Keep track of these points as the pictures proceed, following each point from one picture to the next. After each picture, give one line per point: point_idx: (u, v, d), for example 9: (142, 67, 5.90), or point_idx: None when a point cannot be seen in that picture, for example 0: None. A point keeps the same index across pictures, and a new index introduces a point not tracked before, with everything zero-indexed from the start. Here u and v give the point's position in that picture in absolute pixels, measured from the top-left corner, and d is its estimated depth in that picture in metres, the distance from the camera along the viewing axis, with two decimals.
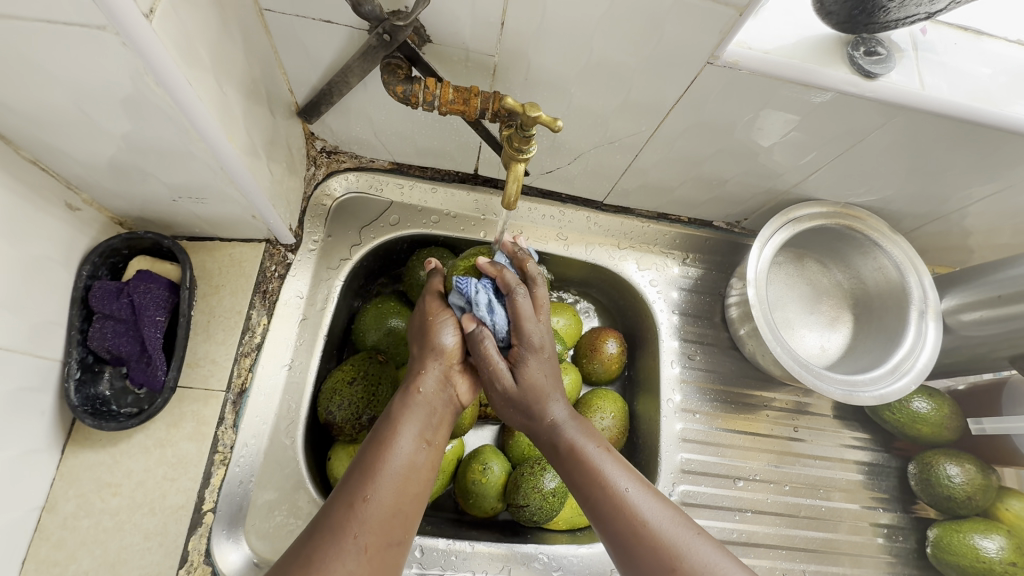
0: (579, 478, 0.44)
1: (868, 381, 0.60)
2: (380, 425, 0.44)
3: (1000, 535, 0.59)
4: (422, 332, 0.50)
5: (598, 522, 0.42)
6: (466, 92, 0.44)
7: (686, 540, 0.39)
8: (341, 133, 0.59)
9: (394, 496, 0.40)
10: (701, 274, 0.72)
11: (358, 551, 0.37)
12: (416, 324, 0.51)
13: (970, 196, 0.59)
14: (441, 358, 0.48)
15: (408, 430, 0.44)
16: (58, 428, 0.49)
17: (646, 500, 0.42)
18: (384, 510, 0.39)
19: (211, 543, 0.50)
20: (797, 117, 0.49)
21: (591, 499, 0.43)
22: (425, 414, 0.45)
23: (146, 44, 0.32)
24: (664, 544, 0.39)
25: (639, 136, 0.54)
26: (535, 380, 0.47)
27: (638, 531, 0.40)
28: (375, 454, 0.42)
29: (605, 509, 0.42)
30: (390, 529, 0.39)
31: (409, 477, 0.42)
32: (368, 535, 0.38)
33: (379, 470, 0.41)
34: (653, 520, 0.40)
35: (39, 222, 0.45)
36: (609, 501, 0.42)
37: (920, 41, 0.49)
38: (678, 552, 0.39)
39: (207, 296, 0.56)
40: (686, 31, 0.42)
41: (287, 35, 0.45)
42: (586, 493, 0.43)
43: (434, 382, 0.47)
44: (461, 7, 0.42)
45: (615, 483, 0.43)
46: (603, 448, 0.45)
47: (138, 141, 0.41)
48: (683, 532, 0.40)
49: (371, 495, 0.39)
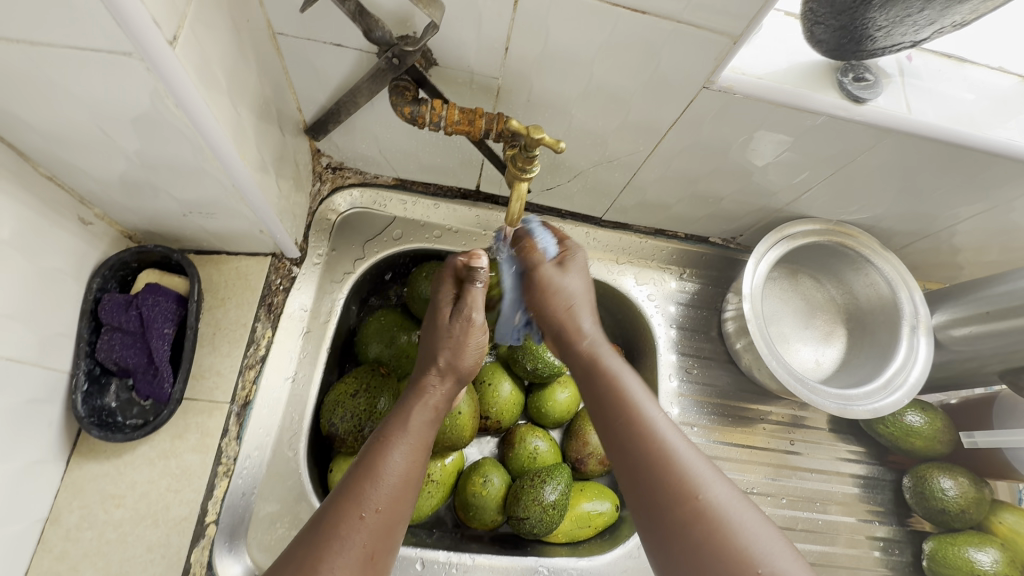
0: (607, 399, 0.45)
1: (862, 395, 0.61)
2: (384, 431, 0.45)
3: (993, 548, 0.60)
4: (454, 348, 0.52)
5: (618, 449, 0.43)
6: (471, 113, 0.46)
7: (704, 473, 0.39)
8: (347, 150, 0.60)
9: (396, 503, 0.41)
10: (698, 288, 0.73)
11: (362, 556, 0.38)
12: (438, 334, 0.53)
13: (958, 215, 0.60)
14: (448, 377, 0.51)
15: (405, 441, 0.44)
16: (63, 439, 0.49)
17: (669, 431, 0.42)
18: (387, 517, 0.40)
19: (213, 555, 0.50)
20: (789, 138, 0.51)
21: (616, 426, 0.44)
22: (426, 425, 0.47)
23: (167, 69, 0.33)
24: (678, 471, 0.39)
25: (637, 155, 0.56)
26: (569, 287, 0.52)
27: (660, 458, 0.40)
28: (380, 460, 0.42)
29: (627, 432, 0.43)
30: (391, 533, 0.40)
31: (409, 485, 0.43)
32: (373, 542, 0.39)
33: (384, 477, 0.41)
34: (674, 447, 0.40)
35: (51, 235, 0.46)
36: (635, 426, 0.42)
37: (906, 67, 0.51)
38: (696, 482, 0.38)
39: (213, 308, 0.57)
40: (683, 58, 0.43)
41: (298, 57, 0.47)
42: (609, 417, 0.44)
43: (438, 398, 0.49)
44: (468, 32, 0.43)
45: (640, 409, 0.43)
46: (632, 375, 0.47)
47: (153, 159, 0.42)
48: (701, 465, 0.40)
49: (377, 504, 0.40)
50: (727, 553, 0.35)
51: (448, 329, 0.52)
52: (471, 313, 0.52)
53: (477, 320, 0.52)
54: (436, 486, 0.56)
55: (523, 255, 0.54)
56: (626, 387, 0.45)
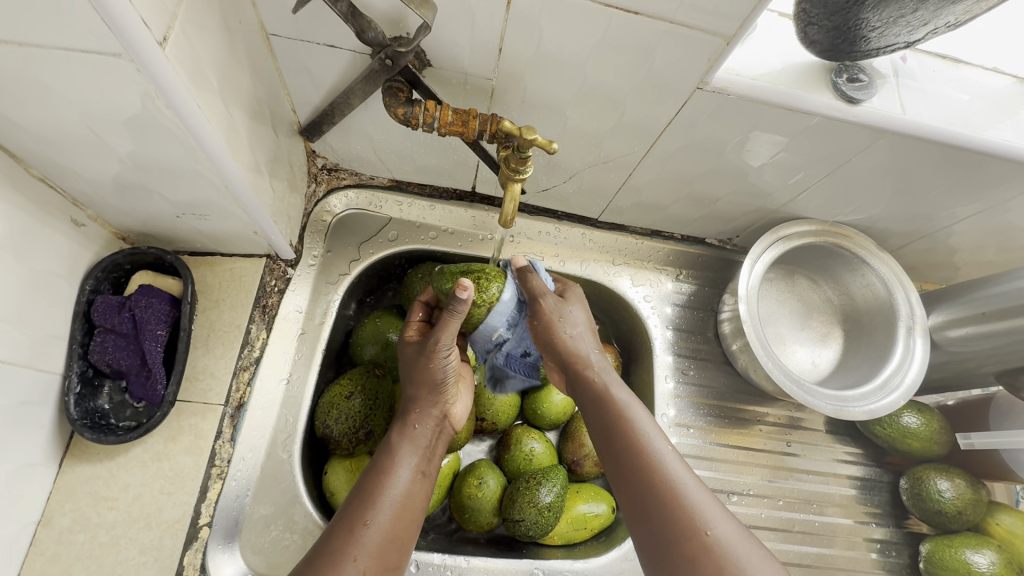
0: (613, 430, 0.46)
1: (858, 397, 0.61)
2: (380, 453, 0.47)
3: (991, 550, 0.60)
4: (431, 379, 0.48)
5: (626, 482, 0.44)
6: (464, 114, 0.46)
7: (710, 510, 0.40)
8: (342, 151, 0.60)
9: (392, 523, 0.43)
10: (694, 289, 0.73)
11: (357, 573, 0.40)
12: (415, 357, 0.50)
13: (954, 216, 0.60)
14: (436, 398, 0.49)
15: (406, 461, 0.46)
16: (56, 441, 0.49)
17: (676, 466, 0.43)
18: (383, 535, 0.42)
19: (207, 557, 0.50)
20: (784, 139, 0.51)
21: (625, 459, 0.44)
22: (422, 445, 0.48)
23: (157, 70, 0.33)
24: (686, 508, 0.40)
25: (632, 156, 0.56)
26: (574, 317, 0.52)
27: (669, 495, 0.41)
28: (377, 481, 0.44)
29: (636, 467, 0.44)
30: (388, 552, 0.42)
31: (408, 505, 0.44)
32: (367, 559, 0.41)
33: (380, 496, 0.43)
34: (681, 483, 0.42)
35: (44, 237, 0.46)
36: (646, 464, 0.43)
37: (900, 68, 0.51)
38: (701, 519, 0.40)
39: (207, 310, 0.57)
40: (676, 59, 0.43)
41: (291, 58, 0.47)
42: (619, 453, 0.45)
43: (429, 421, 0.49)
44: (461, 33, 0.43)
45: (648, 444, 0.44)
46: (642, 409, 0.48)
47: (145, 160, 0.42)
48: (708, 503, 0.41)
49: (370, 520, 0.42)
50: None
51: (421, 352, 0.49)
52: (438, 338, 0.47)
53: (443, 348, 0.48)
54: (431, 488, 0.56)
55: (524, 284, 0.51)
56: (636, 424, 0.46)
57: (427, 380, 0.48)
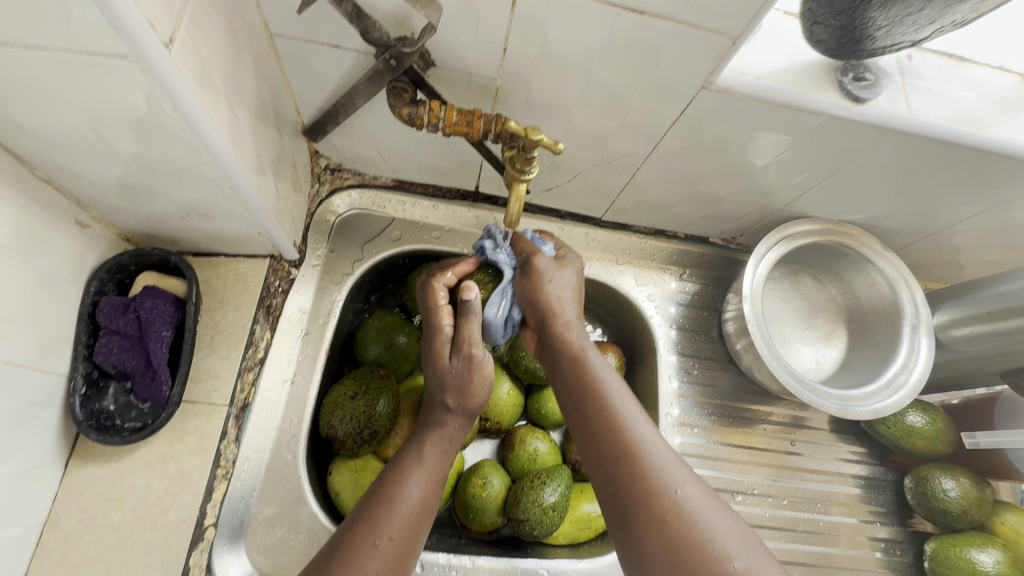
0: (576, 383, 0.46)
1: (863, 396, 0.61)
2: (402, 457, 0.46)
3: (996, 549, 0.60)
4: (460, 388, 0.49)
5: (591, 441, 0.44)
6: (469, 115, 0.46)
7: (677, 473, 0.40)
8: (346, 151, 0.60)
9: (411, 531, 0.42)
10: (698, 288, 0.73)
11: None
12: (450, 375, 0.49)
13: (958, 215, 0.60)
14: (467, 412, 0.50)
15: (423, 467, 0.46)
16: (62, 442, 0.49)
17: (646, 430, 0.43)
18: (403, 545, 0.41)
19: (212, 557, 0.50)
20: (788, 138, 0.51)
21: (589, 414, 0.45)
22: (440, 455, 0.48)
23: (164, 72, 0.33)
24: (651, 470, 0.40)
25: (636, 155, 0.56)
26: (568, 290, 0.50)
27: (600, 401, 0.44)
28: (394, 487, 0.44)
29: (603, 434, 0.43)
30: (405, 558, 0.42)
31: (424, 512, 0.44)
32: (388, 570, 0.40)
33: (398, 505, 0.42)
34: (649, 448, 0.41)
35: (48, 239, 0.46)
36: (597, 404, 0.44)
37: (906, 67, 0.51)
38: (666, 482, 0.40)
39: (212, 311, 0.57)
40: (682, 58, 0.43)
41: (295, 59, 0.47)
42: (586, 420, 0.45)
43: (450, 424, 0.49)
44: (466, 33, 0.43)
45: (616, 407, 0.44)
46: (611, 374, 0.47)
47: (149, 161, 0.42)
48: (675, 466, 0.41)
49: (393, 533, 0.41)
50: (702, 556, 0.37)
51: (459, 366, 0.48)
52: (443, 320, 0.50)
53: (447, 326, 0.50)
54: None
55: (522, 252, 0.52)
56: (601, 381, 0.46)
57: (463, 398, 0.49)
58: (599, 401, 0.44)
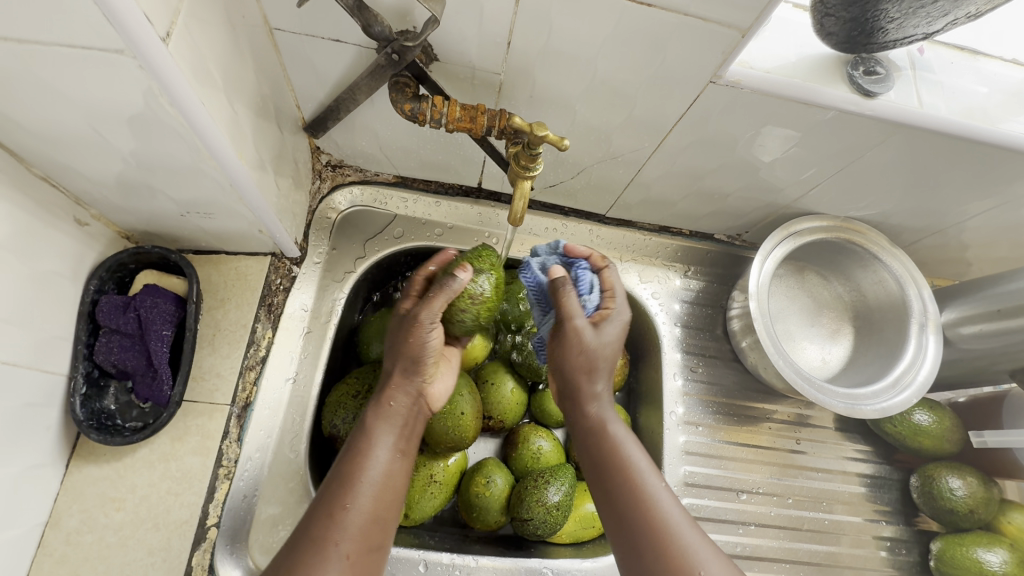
0: (601, 454, 0.47)
1: (870, 395, 0.60)
2: (356, 434, 0.46)
3: (1003, 549, 0.59)
4: (415, 362, 0.48)
5: (613, 510, 0.44)
6: (472, 111, 0.45)
7: (702, 551, 0.40)
8: (347, 147, 0.60)
9: (372, 506, 0.42)
10: (703, 286, 0.72)
11: (340, 558, 0.39)
12: (396, 335, 0.49)
13: (968, 211, 0.59)
14: (416, 375, 0.48)
15: (383, 441, 0.45)
16: (62, 442, 0.49)
17: (668, 506, 0.43)
18: (363, 518, 0.41)
19: (215, 558, 0.50)
20: (796, 133, 0.50)
21: (612, 487, 0.45)
22: (398, 425, 0.47)
23: (160, 66, 0.33)
24: (676, 547, 0.40)
25: (642, 151, 0.55)
26: (607, 344, 0.48)
27: (624, 473, 0.45)
28: (356, 461, 0.44)
29: (627, 505, 0.43)
30: (371, 535, 0.42)
31: (385, 488, 0.44)
32: (350, 543, 0.40)
33: (358, 480, 0.43)
34: (674, 525, 0.42)
35: (47, 237, 0.45)
36: (621, 475, 0.45)
37: (917, 60, 0.50)
38: (692, 560, 0.40)
39: (213, 310, 0.56)
40: (689, 52, 0.42)
41: (295, 54, 0.46)
42: (609, 490, 0.45)
43: (404, 399, 0.48)
44: (469, 26, 0.42)
45: (641, 480, 0.44)
46: (637, 446, 0.47)
47: (148, 159, 0.41)
48: (702, 545, 0.41)
49: (350, 504, 0.41)
50: None
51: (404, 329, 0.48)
52: (422, 314, 0.46)
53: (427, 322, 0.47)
54: (439, 488, 0.56)
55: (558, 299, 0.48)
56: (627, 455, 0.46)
57: (410, 362, 0.48)
58: (624, 472, 0.45)
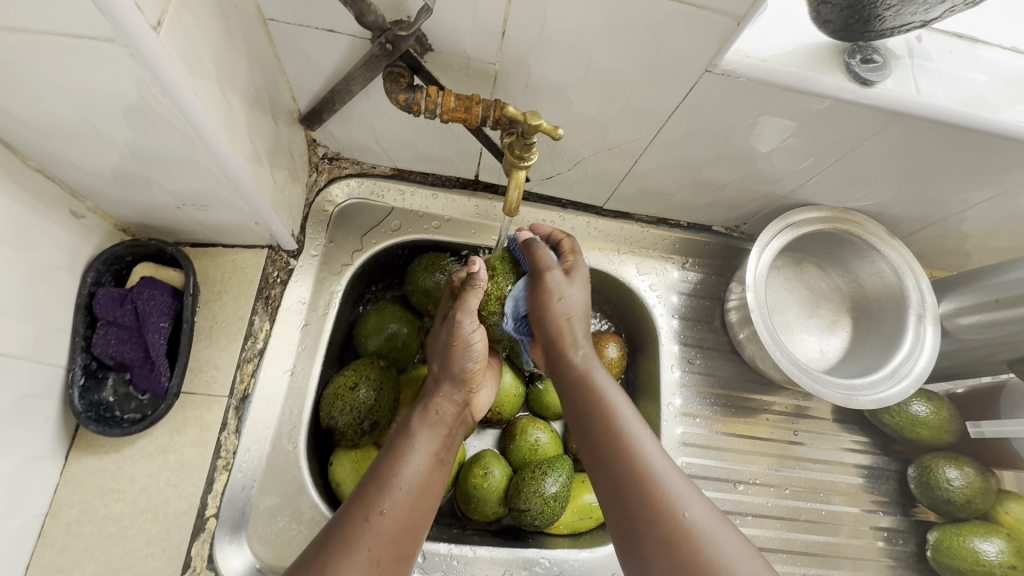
0: (589, 412, 0.47)
1: (867, 385, 0.60)
2: (397, 437, 0.47)
3: (999, 538, 0.59)
4: (444, 356, 0.51)
5: (597, 458, 0.45)
6: (467, 101, 0.45)
7: (684, 493, 0.40)
8: (343, 140, 0.60)
9: (406, 511, 0.42)
10: (701, 278, 0.72)
11: (369, 563, 0.39)
12: (440, 341, 0.52)
13: (966, 201, 0.59)
14: (460, 384, 0.51)
15: (421, 448, 0.46)
16: (61, 433, 0.49)
17: (656, 453, 0.43)
18: (396, 524, 0.41)
19: (214, 547, 0.50)
20: (793, 123, 0.50)
21: (601, 439, 0.45)
22: (438, 434, 0.48)
23: (152, 56, 0.32)
24: (654, 488, 0.40)
25: (639, 142, 0.55)
26: (573, 304, 0.51)
27: (601, 412, 0.46)
28: (392, 466, 0.44)
29: (611, 448, 0.44)
30: (402, 542, 0.41)
31: (423, 493, 0.44)
32: (382, 547, 0.40)
33: (394, 484, 0.43)
34: (653, 468, 0.42)
35: (43, 229, 0.45)
36: (602, 421, 0.45)
37: (915, 48, 0.50)
38: (674, 504, 0.40)
39: (210, 302, 0.56)
40: (684, 40, 0.42)
41: (289, 44, 0.46)
42: (598, 437, 0.45)
43: (451, 407, 0.50)
44: (463, 16, 0.42)
45: (622, 426, 0.45)
46: (619, 394, 0.48)
47: (143, 150, 0.41)
48: (683, 488, 0.41)
49: (386, 509, 0.41)
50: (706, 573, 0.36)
51: (445, 332, 0.51)
52: (461, 317, 0.50)
53: (468, 327, 0.50)
54: None
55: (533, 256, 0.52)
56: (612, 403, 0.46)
57: (454, 366, 0.50)
58: (605, 414, 0.46)
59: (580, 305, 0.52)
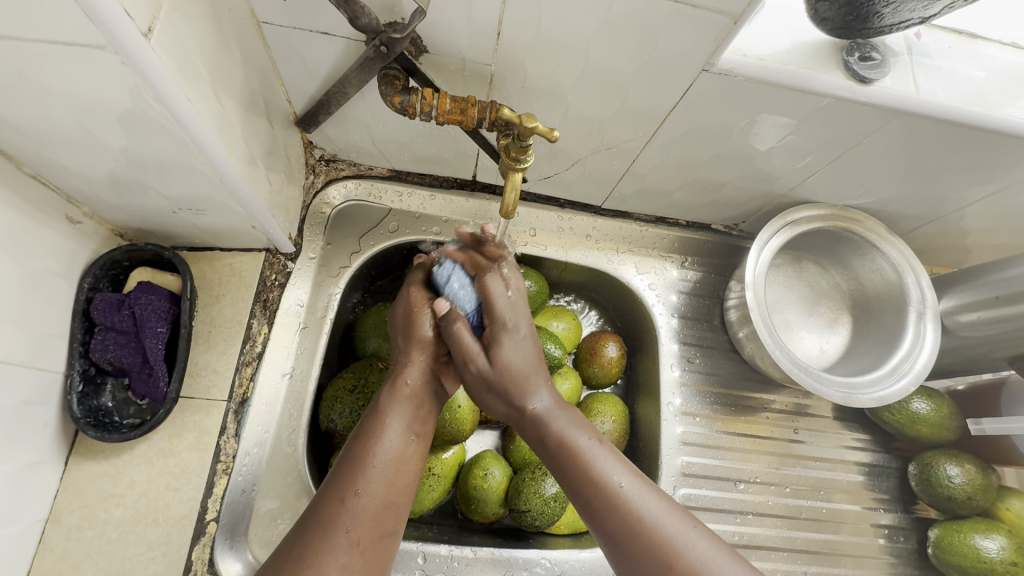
0: (572, 473, 0.43)
1: (867, 384, 0.60)
2: (368, 416, 0.45)
3: (1000, 535, 0.59)
4: (406, 329, 0.50)
5: (587, 514, 0.42)
6: (463, 103, 0.45)
7: (679, 531, 0.39)
8: (340, 141, 0.59)
9: (384, 488, 0.41)
10: (700, 277, 0.72)
11: (350, 544, 0.38)
12: (399, 319, 0.51)
13: (966, 198, 0.59)
14: (429, 350, 0.49)
15: (396, 424, 0.44)
16: (61, 439, 0.49)
17: (642, 496, 0.41)
18: (373, 503, 0.40)
19: (215, 553, 0.50)
20: (792, 122, 0.50)
21: (585, 495, 0.42)
22: (411, 405, 0.46)
23: (143, 62, 0.32)
24: (653, 538, 0.39)
25: (636, 142, 0.54)
26: (512, 363, 0.47)
27: (583, 472, 0.43)
28: (366, 446, 0.42)
29: (596, 501, 0.42)
30: (381, 519, 0.40)
31: (400, 468, 0.43)
32: (359, 529, 0.38)
33: (369, 463, 0.41)
34: (646, 515, 0.40)
35: (39, 235, 0.45)
36: (579, 467, 0.43)
37: (914, 45, 0.49)
38: (672, 547, 0.39)
39: (208, 306, 0.56)
40: (680, 40, 0.42)
41: (283, 47, 0.46)
42: (581, 495, 0.43)
43: (419, 376, 0.48)
44: (457, 19, 0.42)
45: (607, 480, 0.42)
46: (591, 436, 0.45)
47: (138, 156, 0.41)
48: (676, 524, 0.40)
49: (360, 489, 0.40)
50: None
51: (404, 308, 0.51)
52: (416, 290, 0.51)
53: (423, 300, 0.50)
54: (437, 481, 0.56)
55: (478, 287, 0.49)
56: (582, 448, 0.44)
57: (412, 335, 0.49)
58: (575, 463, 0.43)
59: (523, 359, 0.48)
